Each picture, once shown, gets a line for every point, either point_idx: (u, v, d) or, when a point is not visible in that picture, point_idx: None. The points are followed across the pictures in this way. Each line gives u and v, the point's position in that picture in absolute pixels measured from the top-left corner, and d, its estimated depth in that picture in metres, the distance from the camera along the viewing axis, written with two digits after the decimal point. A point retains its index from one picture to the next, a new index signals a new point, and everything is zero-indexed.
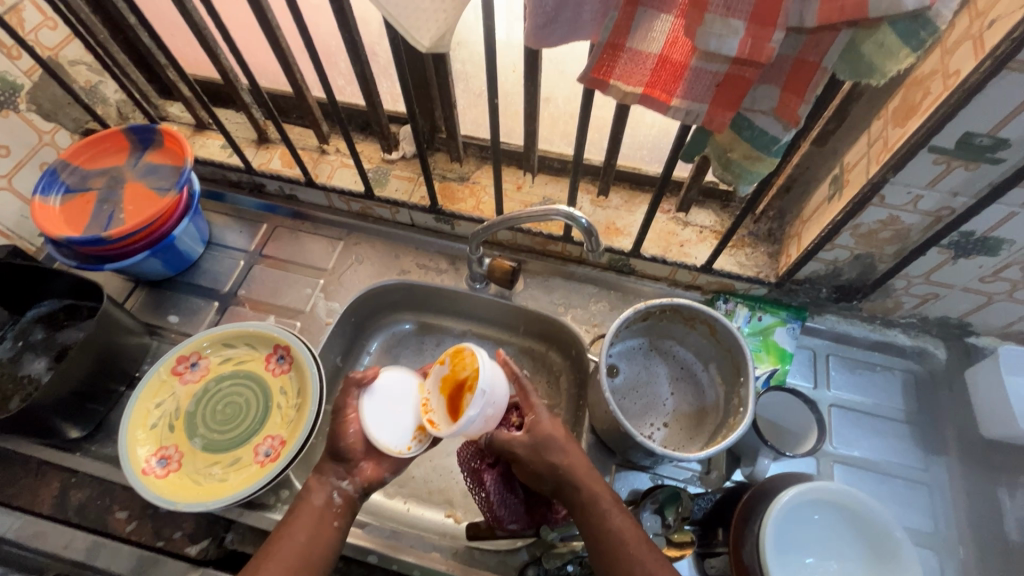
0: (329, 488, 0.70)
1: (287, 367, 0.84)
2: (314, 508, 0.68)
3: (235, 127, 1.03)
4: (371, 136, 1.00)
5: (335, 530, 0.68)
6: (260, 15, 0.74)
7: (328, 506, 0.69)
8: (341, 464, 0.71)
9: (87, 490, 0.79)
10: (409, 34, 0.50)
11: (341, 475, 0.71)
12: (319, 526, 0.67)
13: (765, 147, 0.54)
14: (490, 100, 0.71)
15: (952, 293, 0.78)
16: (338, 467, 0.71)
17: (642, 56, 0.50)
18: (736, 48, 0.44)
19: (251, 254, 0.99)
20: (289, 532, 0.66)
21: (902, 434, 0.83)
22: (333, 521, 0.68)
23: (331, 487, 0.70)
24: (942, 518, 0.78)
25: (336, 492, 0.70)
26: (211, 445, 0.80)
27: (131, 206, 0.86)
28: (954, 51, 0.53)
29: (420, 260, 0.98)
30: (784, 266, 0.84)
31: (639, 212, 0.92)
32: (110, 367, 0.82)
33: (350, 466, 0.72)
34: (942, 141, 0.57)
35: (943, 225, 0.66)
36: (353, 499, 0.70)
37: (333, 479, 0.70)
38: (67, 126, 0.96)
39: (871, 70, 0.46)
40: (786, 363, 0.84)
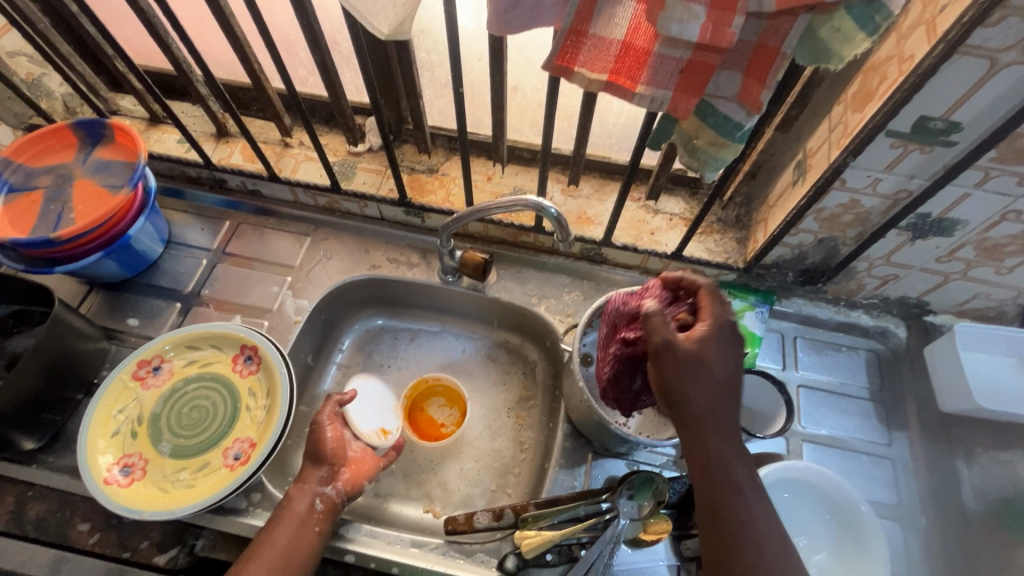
0: (312, 493, 0.72)
1: (256, 368, 0.82)
2: (295, 513, 0.70)
3: (192, 121, 0.99)
4: (336, 128, 0.98)
5: (317, 535, 0.70)
6: (212, 3, 0.71)
7: (309, 511, 0.70)
8: (323, 470, 0.74)
9: (46, 503, 0.76)
10: (368, 22, 0.49)
11: (323, 481, 0.73)
12: (302, 529, 0.69)
13: (729, 133, 0.55)
14: (456, 90, 0.70)
15: (911, 274, 0.80)
16: (320, 474, 0.73)
17: (605, 42, 0.50)
18: (697, 34, 0.44)
19: (214, 252, 0.96)
20: (272, 537, 0.67)
21: (866, 412, 0.85)
22: (315, 526, 0.70)
23: (313, 494, 0.72)
24: (905, 490, 0.81)
25: (318, 498, 0.72)
26: (178, 451, 0.77)
27: (81, 205, 0.82)
28: (908, 35, 0.54)
29: (390, 254, 0.96)
30: (751, 251, 0.85)
31: (610, 201, 0.92)
32: (64, 374, 0.79)
33: (334, 470, 0.74)
34: (898, 125, 0.58)
35: (901, 208, 0.68)
36: (334, 506, 0.72)
37: (317, 485, 0.72)
38: (8, 122, 0.92)
39: (829, 55, 0.46)
40: (754, 347, 0.85)
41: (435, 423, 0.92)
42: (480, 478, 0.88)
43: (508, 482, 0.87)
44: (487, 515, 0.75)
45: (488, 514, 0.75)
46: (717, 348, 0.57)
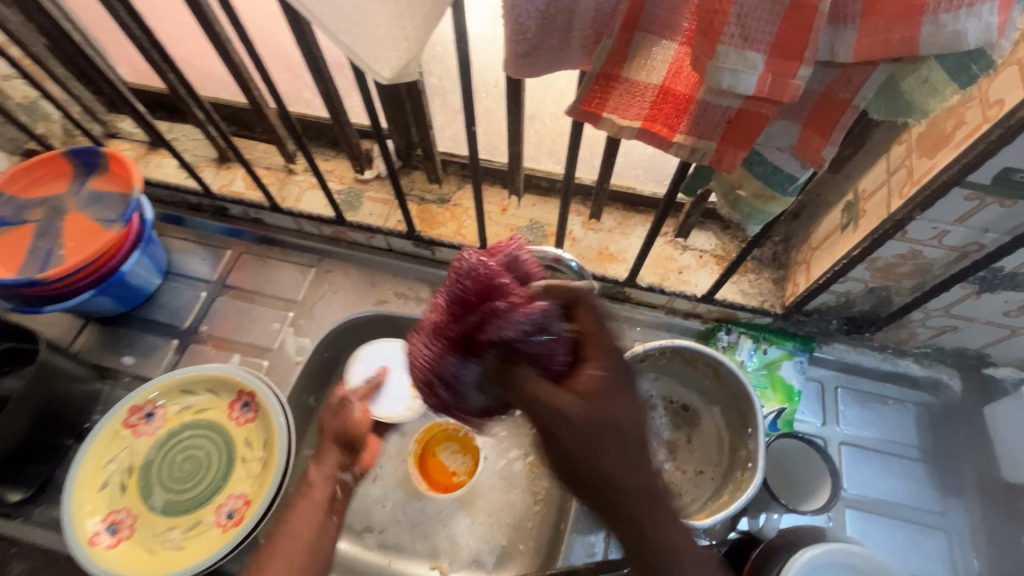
0: (331, 479, 0.60)
1: (252, 416, 0.77)
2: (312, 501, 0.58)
3: (193, 145, 0.94)
4: (342, 153, 0.92)
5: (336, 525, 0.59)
6: (207, 30, 0.66)
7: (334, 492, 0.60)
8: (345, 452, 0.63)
9: (27, 561, 0.70)
10: (365, 66, 0.42)
11: (343, 465, 0.62)
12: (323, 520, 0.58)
13: (779, 186, 0.48)
14: (468, 124, 0.63)
15: (972, 326, 0.72)
16: (340, 456, 0.63)
17: (639, 88, 0.43)
18: (754, 86, 0.37)
19: (214, 284, 0.91)
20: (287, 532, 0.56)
21: (917, 476, 0.77)
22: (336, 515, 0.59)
23: (333, 480, 0.60)
24: (962, 567, 0.72)
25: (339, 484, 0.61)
26: (169, 507, 0.72)
27: (72, 241, 0.77)
28: (994, 76, 0.47)
29: (398, 289, 0.91)
30: (791, 296, 0.78)
31: (634, 235, 0.85)
32: (53, 421, 0.74)
33: (351, 456, 0.63)
34: (977, 177, 0.50)
35: (970, 262, 0.60)
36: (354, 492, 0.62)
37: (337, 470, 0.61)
38: (4, 148, 0.88)
39: (910, 108, 0.39)
40: (793, 402, 0.78)
41: (449, 470, 0.86)
42: (492, 533, 0.82)
43: (521, 537, 0.81)
44: None
45: None
46: (617, 395, 0.43)
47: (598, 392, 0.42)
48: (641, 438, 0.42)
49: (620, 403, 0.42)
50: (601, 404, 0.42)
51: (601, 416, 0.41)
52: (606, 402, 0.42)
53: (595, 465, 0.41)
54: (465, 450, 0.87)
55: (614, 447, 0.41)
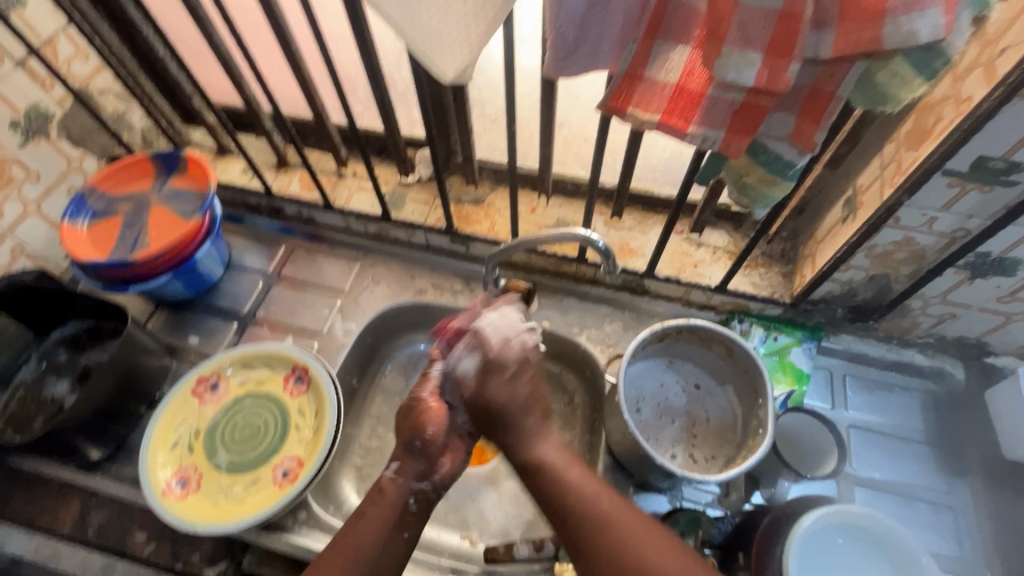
0: (406, 489, 0.63)
1: (305, 388, 0.85)
2: (388, 502, 0.61)
3: (256, 152, 1.06)
4: (388, 160, 1.02)
5: (404, 542, 0.59)
6: (286, 48, 0.77)
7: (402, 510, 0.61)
8: (421, 461, 0.64)
9: (107, 511, 0.79)
10: (435, 67, 0.52)
11: (420, 475, 0.64)
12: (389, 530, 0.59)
13: (780, 172, 0.56)
14: (509, 126, 0.73)
15: (969, 313, 0.77)
16: (417, 465, 0.64)
17: (659, 85, 0.51)
18: (753, 78, 0.45)
19: (269, 275, 1.01)
20: (360, 522, 0.60)
21: (923, 457, 0.82)
22: (404, 530, 0.60)
23: (408, 489, 0.63)
24: (967, 542, 0.76)
25: (412, 496, 0.62)
26: (231, 466, 0.80)
27: (155, 231, 0.88)
28: (965, 77, 0.55)
29: (435, 281, 0.99)
30: (798, 286, 0.84)
31: (652, 233, 0.93)
32: (131, 388, 0.83)
33: (431, 465, 0.65)
34: (956, 165, 0.58)
35: (958, 247, 0.67)
36: (428, 505, 0.63)
37: (411, 481, 0.63)
38: (94, 153, 1.00)
39: (886, 97, 0.47)
40: (802, 384, 0.83)
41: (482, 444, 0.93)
42: (518, 507, 0.86)
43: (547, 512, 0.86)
44: (527, 546, 0.75)
45: (528, 545, 0.75)
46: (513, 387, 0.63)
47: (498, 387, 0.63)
48: (564, 458, 0.61)
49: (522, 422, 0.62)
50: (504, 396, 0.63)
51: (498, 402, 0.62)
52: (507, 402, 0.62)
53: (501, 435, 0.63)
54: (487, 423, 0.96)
55: (520, 432, 0.62)
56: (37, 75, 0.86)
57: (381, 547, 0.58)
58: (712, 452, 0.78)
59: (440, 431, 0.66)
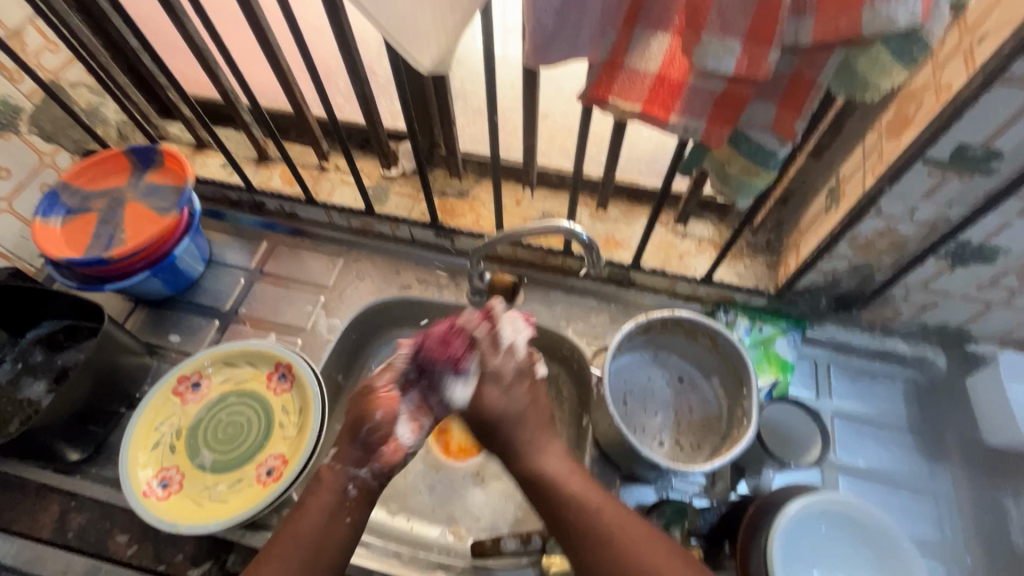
0: (345, 477, 0.59)
1: (289, 386, 0.84)
2: (329, 491, 0.58)
3: (235, 146, 1.04)
4: (370, 153, 1.01)
5: (348, 526, 0.58)
6: (262, 39, 0.75)
7: (343, 498, 0.58)
8: (359, 449, 0.60)
9: (87, 513, 0.77)
10: (411, 56, 0.50)
11: (358, 462, 0.59)
12: (331, 519, 0.58)
13: (763, 161, 0.55)
14: (490, 117, 0.72)
15: (950, 302, 0.78)
16: (355, 452, 0.60)
17: (640, 74, 0.51)
18: (734, 66, 0.44)
19: (252, 271, 0.99)
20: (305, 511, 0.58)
21: (906, 443, 0.83)
22: (346, 516, 0.58)
23: (347, 477, 0.59)
24: (949, 527, 0.78)
25: (352, 482, 0.59)
26: (215, 466, 0.79)
27: (132, 227, 0.86)
28: (944, 66, 0.55)
29: (420, 275, 0.98)
30: (783, 277, 0.85)
31: (637, 225, 0.93)
32: (110, 388, 0.82)
33: (369, 451, 0.60)
34: (937, 153, 0.58)
35: (940, 236, 0.67)
36: (370, 488, 0.60)
37: (350, 467, 0.59)
38: (67, 148, 0.97)
39: (866, 86, 0.47)
40: (786, 374, 0.83)
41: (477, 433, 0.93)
42: (507, 501, 0.86)
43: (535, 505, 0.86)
44: (515, 540, 0.74)
45: (515, 538, 0.75)
46: (526, 399, 0.63)
47: (494, 401, 0.61)
48: (565, 469, 0.60)
49: (529, 438, 0.61)
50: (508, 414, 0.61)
51: (510, 419, 0.61)
52: (523, 422, 0.61)
53: (498, 443, 0.62)
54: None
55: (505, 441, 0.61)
56: (3, 68, 0.84)
57: (325, 530, 0.57)
58: (698, 443, 0.78)
59: (384, 418, 0.61)
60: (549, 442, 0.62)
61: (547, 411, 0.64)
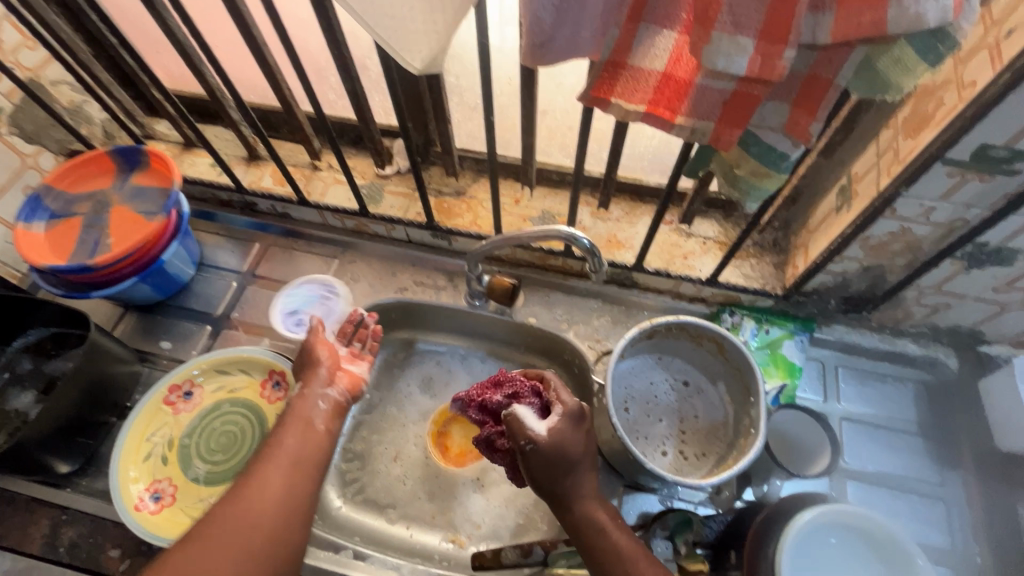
0: (314, 397, 0.73)
1: (283, 394, 0.82)
2: (302, 417, 0.71)
3: (225, 145, 1.00)
4: (364, 151, 0.98)
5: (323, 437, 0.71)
6: (246, 34, 0.72)
7: (315, 413, 0.72)
8: (323, 373, 0.75)
9: (78, 527, 0.76)
10: (401, 57, 0.47)
11: (324, 384, 0.75)
12: (307, 433, 0.70)
13: (774, 163, 0.52)
14: (486, 116, 0.68)
15: (964, 303, 0.75)
16: (320, 377, 0.75)
17: (644, 74, 0.48)
18: (746, 67, 0.41)
19: (244, 274, 0.97)
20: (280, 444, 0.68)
21: (916, 448, 0.81)
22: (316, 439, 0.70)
23: (316, 396, 0.74)
24: (959, 533, 0.76)
25: (323, 400, 0.74)
26: (208, 477, 0.77)
27: (118, 231, 0.84)
28: (968, 60, 0.51)
29: (417, 277, 0.96)
30: (790, 278, 0.82)
31: (641, 224, 0.90)
32: (99, 398, 0.80)
33: (331, 374, 0.76)
34: (957, 154, 0.55)
35: (956, 237, 0.64)
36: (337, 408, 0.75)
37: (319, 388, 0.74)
38: (50, 148, 0.94)
39: (886, 86, 0.44)
40: (794, 378, 0.82)
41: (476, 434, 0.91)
42: (508, 508, 0.85)
43: (537, 512, 0.84)
44: (515, 551, 0.73)
45: (516, 550, 0.73)
46: (586, 446, 0.64)
47: (565, 437, 0.62)
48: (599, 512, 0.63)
49: (574, 485, 0.63)
50: (569, 445, 0.62)
51: (568, 461, 0.62)
52: (576, 469, 0.63)
53: (557, 480, 0.62)
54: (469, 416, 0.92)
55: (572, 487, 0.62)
56: None
57: (291, 487, 0.64)
58: (704, 450, 0.76)
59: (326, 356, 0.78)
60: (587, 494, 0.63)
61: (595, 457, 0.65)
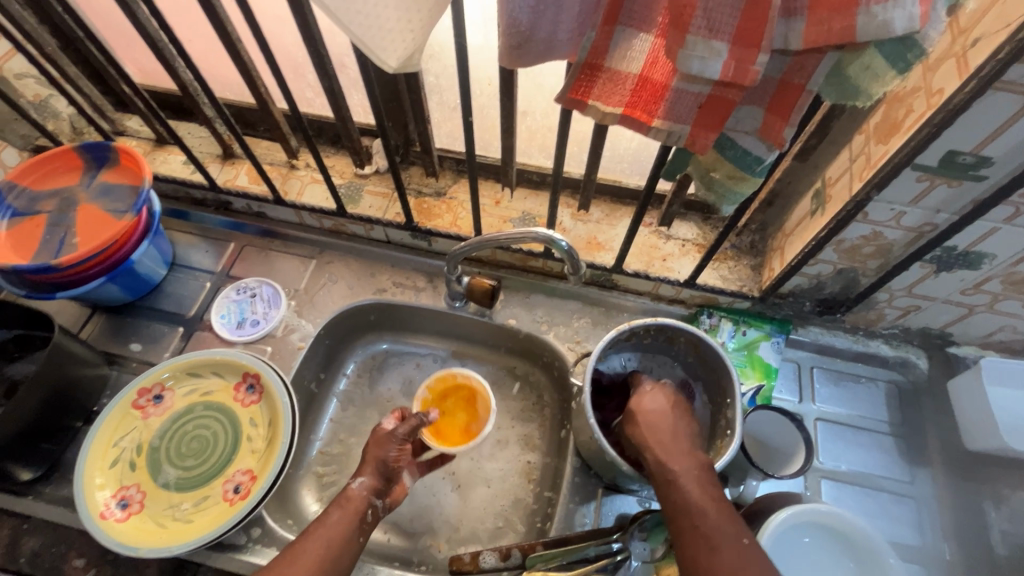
0: (365, 498, 0.68)
1: (257, 397, 0.80)
2: (351, 507, 0.66)
3: (199, 142, 0.98)
4: (343, 150, 0.96)
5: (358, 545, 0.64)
6: (220, 30, 0.70)
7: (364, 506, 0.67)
8: (383, 481, 0.70)
9: (42, 536, 0.73)
10: (375, 56, 0.47)
11: (379, 492, 0.69)
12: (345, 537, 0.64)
13: (749, 167, 0.53)
14: (465, 117, 0.68)
15: (934, 305, 0.77)
16: (379, 481, 0.70)
17: (620, 76, 0.48)
18: (720, 71, 0.42)
19: (218, 275, 0.95)
20: (317, 535, 0.63)
21: (887, 447, 0.82)
22: (361, 534, 0.65)
23: (369, 498, 0.68)
24: (929, 532, 0.77)
25: (370, 508, 0.67)
26: (178, 483, 0.75)
27: (85, 230, 0.81)
28: (936, 68, 0.53)
29: (396, 278, 0.95)
30: (767, 280, 0.83)
31: (621, 226, 0.90)
32: (64, 403, 0.77)
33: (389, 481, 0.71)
34: (926, 159, 0.56)
35: (926, 241, 0.66)
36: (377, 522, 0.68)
37: (372, 493, 0.68)
38: (14, 144, 0.91)
39: (857, 92, 0.45)
40: (770, 379, 0.83)
41: (461, 427, 0.82)
42: (487, 511, 0.84)
43: (516, 515, 0.84)
44: (494, 555, 0.72)
45: (494, 553, 0.72)
46: (666, 401, 0.68)
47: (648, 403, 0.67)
48: (691, 469, 0.60)
49: (686, 453, 0.62)
50: (659, 414, 0.66)
51: (666, 431, 0.64)
52: (674, 432, 0.64)
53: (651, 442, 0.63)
54: (466, 408, 0.85)
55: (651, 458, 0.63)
56: None
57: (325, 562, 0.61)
58: None
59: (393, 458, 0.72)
60: (684, 447, 0.63)
61: (684, 408, 0.68)
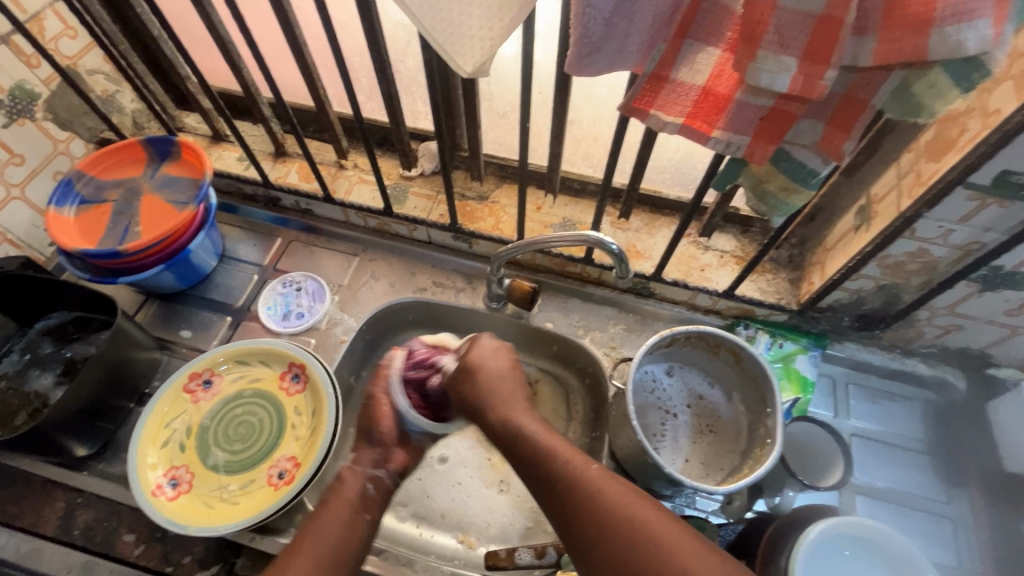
0: (364, 477, 0.70)
1: (302, 386, 0.82)
2: (346, 499, 0.67)
3: (253, 140, 1.02)
4: (390, 152, 0.99)
5: (367, 522, 0.66)
6: (289, 33, 0.74)
7: (361, 494, 0.68)
8: (375, 452, 0.72)
9: (94, 511, 0.76)
10: (452, 60, 0.49)
11: (375, 464, 0.71)
12: (353, 517, 0.65)
13: (802, 180, 0.54)
14: (521, 123, 0.70)
15: (976, 325, 0.77)
16: (372, 456, 0.72)
17: (685, 87, 0.50)
18: (787, 85, 0.44)
19: (265, 268, 0.98)
20: (324, 522, 0.64)
21: (923, 466, 0.82)
22: (367, 513, 0.67)
23: (364, 478, 0.70)
24: (966, 553, 0.77)
25: (369, 482, 0.69)
26: (225, 465, 0.78)
27: (148, 218, 0.85)
28: (992, 90, 0.54)
29: (437, 278, 0.97)
30: (806, 294, 0.84)
31: (660, 235, 0.91)
32: (120, 383, 0.80)
33: (383, 454, 0.72)
34: (978, 179, 0.57)
35: (972, 260, 0.66)
36: (385, 488, 0.71)
37: (369, 468, 0.71)
38: (82, 135, 0.96)
39: (920, 109, 0.46)
40: (807, 392, 0.83)
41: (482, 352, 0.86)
42: (518, 513, 0.85)
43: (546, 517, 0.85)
44: (529, 552, 0.74)
45: (530, 550, 0.74)
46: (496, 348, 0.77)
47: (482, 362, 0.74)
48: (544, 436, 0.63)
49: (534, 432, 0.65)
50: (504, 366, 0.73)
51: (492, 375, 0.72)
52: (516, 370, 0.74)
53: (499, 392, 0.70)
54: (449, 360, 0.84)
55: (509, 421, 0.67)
56: (21, 52, 0.82)
57: (345, 532, 0.63)
58: (711, 460, 0.77)
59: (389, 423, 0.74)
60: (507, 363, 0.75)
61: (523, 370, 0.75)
